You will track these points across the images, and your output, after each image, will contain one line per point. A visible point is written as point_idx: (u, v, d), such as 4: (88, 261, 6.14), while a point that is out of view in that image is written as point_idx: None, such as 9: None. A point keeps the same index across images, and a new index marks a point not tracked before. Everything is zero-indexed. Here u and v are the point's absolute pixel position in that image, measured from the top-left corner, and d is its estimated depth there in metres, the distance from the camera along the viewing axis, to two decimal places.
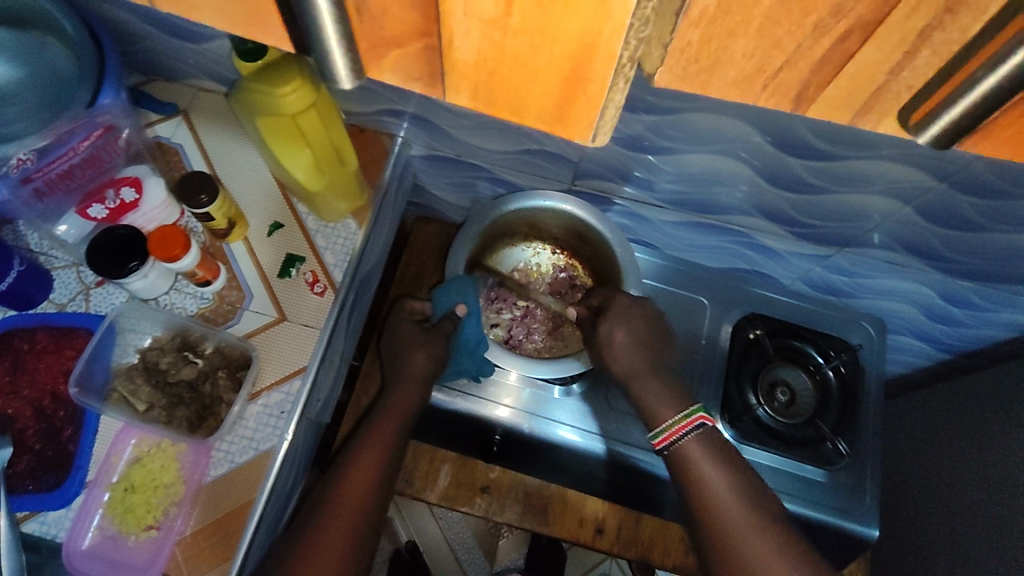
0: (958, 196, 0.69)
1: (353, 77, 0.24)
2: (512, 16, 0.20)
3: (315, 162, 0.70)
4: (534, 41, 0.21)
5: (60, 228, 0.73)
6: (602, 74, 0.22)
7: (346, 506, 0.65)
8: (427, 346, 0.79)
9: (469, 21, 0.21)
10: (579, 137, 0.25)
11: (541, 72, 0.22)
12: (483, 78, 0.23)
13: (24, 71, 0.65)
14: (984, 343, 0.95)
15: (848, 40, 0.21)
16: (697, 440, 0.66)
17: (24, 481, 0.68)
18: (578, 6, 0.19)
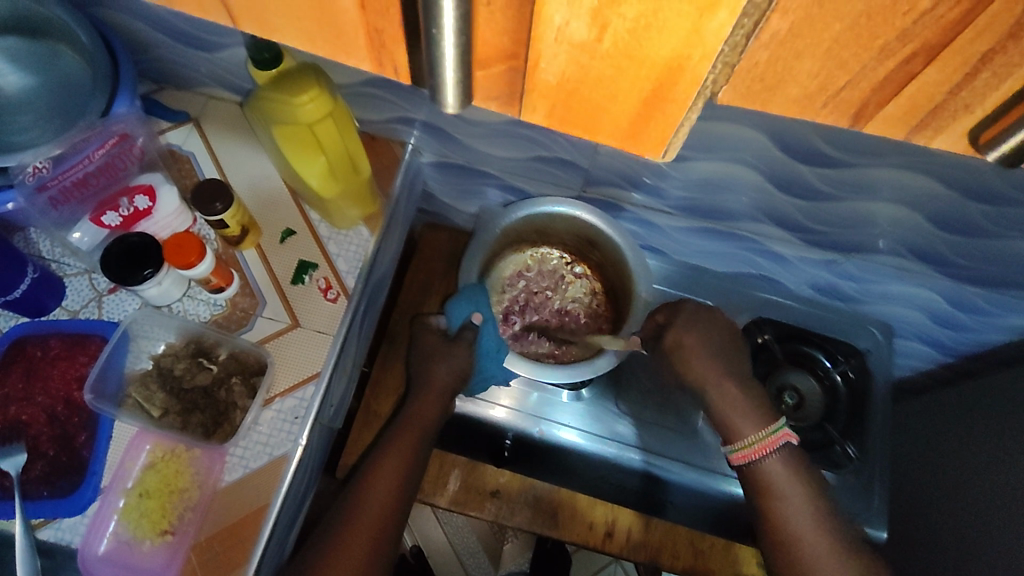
0: (965, 202, 0.70)
1: (457, 102, 0.23)
2: (604, 41, 0.19)
3: (330, 171, 0.71)
4: (619, 65, 0.20)
5: (74, 236, 0.74)
6: (684, 96, 0.21)
7: (370, 512, 0.67)
8: (449, 359, 0.81)
9: (558, 46, 0.20)
10: (650, 153, 0.24)
11: (621, 92, 0.21)
12: (561, 100, 0.22)
13: (41, 81, 0.66)
14: (988, 346, 0.96)
15: (911, 62, 0.21)
16: (781, 462, 0.69)
17: (39, 488, 0.68)
18: (671, 32, 0.18)
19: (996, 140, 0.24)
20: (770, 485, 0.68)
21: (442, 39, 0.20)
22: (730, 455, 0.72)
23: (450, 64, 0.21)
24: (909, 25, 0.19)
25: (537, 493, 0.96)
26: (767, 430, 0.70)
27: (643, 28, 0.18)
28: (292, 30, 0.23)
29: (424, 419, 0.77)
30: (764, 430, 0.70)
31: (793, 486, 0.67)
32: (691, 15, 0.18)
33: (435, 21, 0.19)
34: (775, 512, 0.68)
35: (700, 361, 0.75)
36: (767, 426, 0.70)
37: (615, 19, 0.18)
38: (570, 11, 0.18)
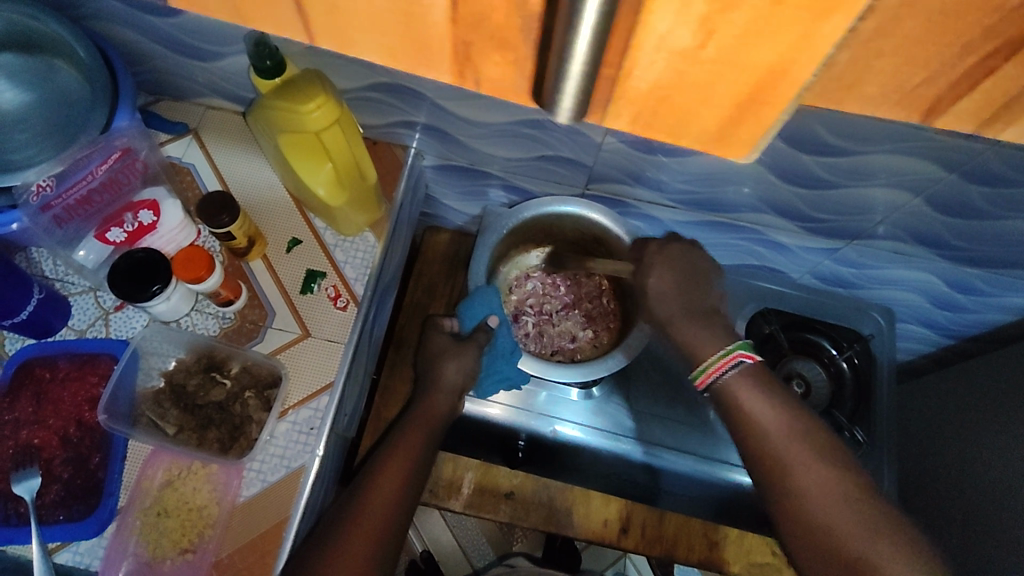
0: (967, 185, 0.71)
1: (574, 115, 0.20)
2: (707, 47, 0.17)
3: (337, 177, 0.70)
4: (719, 71, 0.17)
5: (79, 254, 0.72)
6: (784, 98, 0.18)
7: (375, 509, 0.65)
8: (458, 358, 0.79)
9: (655, 53, 0.18)
10: (734, 156, 0.21)
11: (716, 89, 0.18)
12: (648, 108, 0.20)
13: (36, 96, 0.64)
14: (987, 326, 0.98)
15: None
16: (740, 380, 0.59)
17: (55, 512, 0.67)
18: (784, 37, 0.16)
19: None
20: (739, 405, 0.59)
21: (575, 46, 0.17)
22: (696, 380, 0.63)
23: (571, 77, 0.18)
24: None
25: (550, 493, 0.96)
26: (721, 352, 0.62)
27: (757, 33, 0.16)
28: (373, 43, 0.20)
29: (430, 421, 0.75)
30: (718, 352, 0.62)
31: (762, 404, 0.58)
32: (806, 22, 0.16)
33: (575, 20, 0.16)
34: (760, 446, 0.57)
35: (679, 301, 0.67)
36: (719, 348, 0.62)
37: (724, 25, 0.16)
38: (674, 16, 0.16)
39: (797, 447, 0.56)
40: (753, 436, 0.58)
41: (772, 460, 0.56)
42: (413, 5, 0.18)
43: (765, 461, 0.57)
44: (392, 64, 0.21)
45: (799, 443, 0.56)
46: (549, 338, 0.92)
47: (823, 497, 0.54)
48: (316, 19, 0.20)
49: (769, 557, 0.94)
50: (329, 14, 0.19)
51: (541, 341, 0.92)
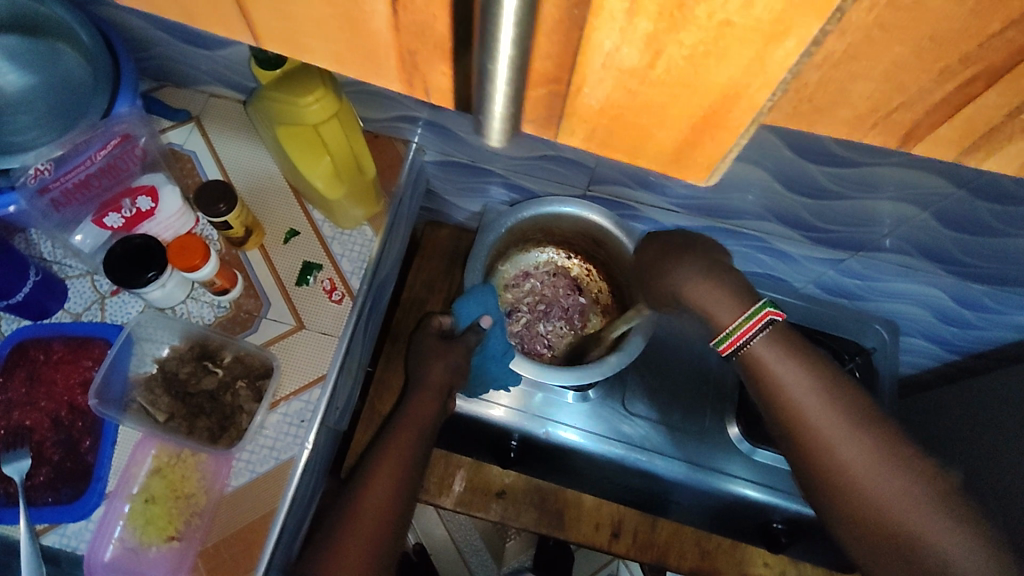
0: (975, 202, 0.69)
1: (503, 135, 0.21)
2: (656, 67, 0.18)
3: (335, 170, 0.70)
4: (673, 91, 0.19)
5: (76, 238, 0.73)
6: (738, 125, 0.20)
7: (371, 508, 0.65)
8: (446, 358, 0.79)
9: (605, 73, 0.19)
10: (692, 179, 0.23)
11: (670, 117, 0.20)
12: (603, 126, 0.21)
13: (38, 80, 0.64)
14: (992, 343, 0.96)
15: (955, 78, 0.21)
16: (766, 341, 0.56)
17: (44, 494, 0.67)
18: (731, 63, 0.17)
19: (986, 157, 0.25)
20: (767, 374, 0.56)
21: (496, 76, 0.18)
22: (718, 348, 0.59)
23: (498, 99, 0.19)
24: None
25: (543, 493, 0.97)
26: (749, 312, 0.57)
27: (701, 56, 0.17)
28: (324, 48, 0.22)
29: (422, 421, 0.74)
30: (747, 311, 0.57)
31: (784, 363, 0.56)
32: (755, 44, 0.17)
33: (491, 50, 0.17)
34: (784, 406, 0.55)
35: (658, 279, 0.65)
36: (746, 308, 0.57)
37: (671, 46, 0.17)
38: (622, 37, 0.17)
39: (824, 409, 0.54)
40: (782, 401, 0.55)
41: (803, 432, 0.54)
42: (360, 21, 0.21)
43: (795, 432, 0.55)
44: (338, 68, 0.23)
45: (832, 409, 0.54)
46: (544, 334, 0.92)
47: (860, 465, 0.52)
48: (266, 22, 0.22)
49: (762, 568, 0.95)
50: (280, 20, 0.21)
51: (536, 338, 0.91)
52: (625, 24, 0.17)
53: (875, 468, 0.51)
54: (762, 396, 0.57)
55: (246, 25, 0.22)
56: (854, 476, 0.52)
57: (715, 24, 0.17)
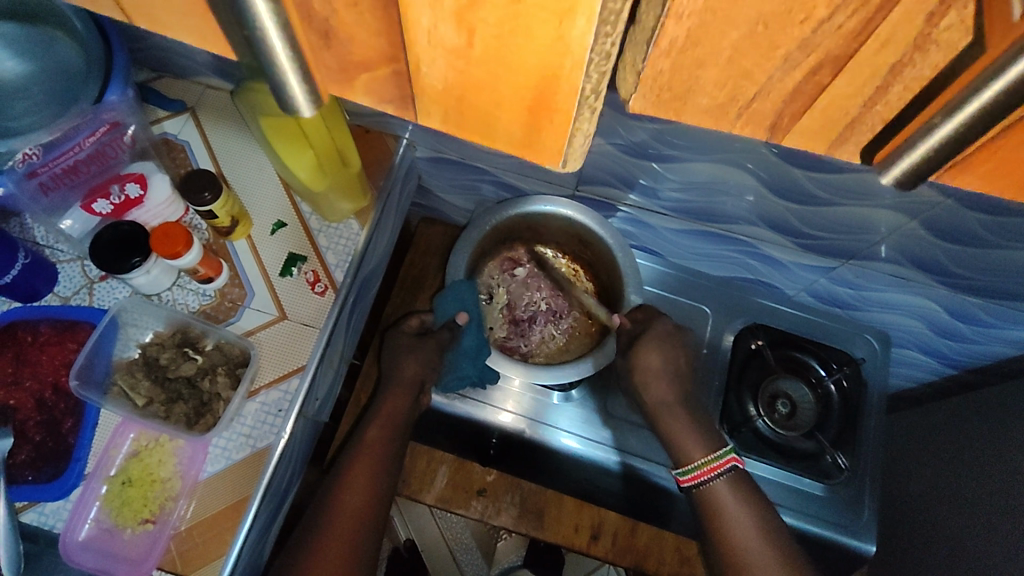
0: (966, 212, 0.67)
1: (314, 105, 0.23)
2: (474, 46, 0.19)
3: (318, 163, 0.71)
4: (494, 69, 0.20)
5: (65, 223, 0.75)
6: (567, 104, 0.21)
7: (351, 506, 0.66)
8: (417, 353, 0.80)
9: (433, 49, 0.20)
10: (550, 162, 0.24)
11: (506, 98, 0.21)
12: (452, 105, 0.22)
13: (35, 66, 0.64)
14: (988, 359, 0.93)
15: (819, 72, 0.20)
16: (726, 482, 0.71)
17: (23, 471, 0.68)
18: (538, 39, 0.18)
19: (889, 162, 0.23)
20: (717, 503, 0.70)
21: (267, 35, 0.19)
22: (680, 478, 0.75)
23: (285, 65, 0.20)
24: (810, 34, 0.19)
25: (524, 493, 0.97)
26: (713, 455, 0.74)
27: (509, 33, 0.18)
28: (182, 24, 0.22)
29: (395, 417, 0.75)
30: (711, 454, 0.74)
31: (736, 505, 0.69)
32: (551, 22, 0.18)
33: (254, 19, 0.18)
34: (718, 521, 0.69)
35: (655, 379, 0.79)
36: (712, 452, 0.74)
37: (479, 24, 0.18)
38: (434, 13, 0.19)
39: (753, 536, 0.67)
40: (720, 526, 0.69)
41: (737, 553, 0.67)
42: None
43: (736, 558, 0.67)
44: (205, 46, 0.23)
45: (762, 538, 0.67)
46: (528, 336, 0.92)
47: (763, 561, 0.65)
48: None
49: None
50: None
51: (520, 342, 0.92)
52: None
53: (762, 555, 0.66)
54: (710, 527, 0.70)
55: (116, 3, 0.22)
56: (747, 554, 0.66)
57: (507, 2, 0.17)
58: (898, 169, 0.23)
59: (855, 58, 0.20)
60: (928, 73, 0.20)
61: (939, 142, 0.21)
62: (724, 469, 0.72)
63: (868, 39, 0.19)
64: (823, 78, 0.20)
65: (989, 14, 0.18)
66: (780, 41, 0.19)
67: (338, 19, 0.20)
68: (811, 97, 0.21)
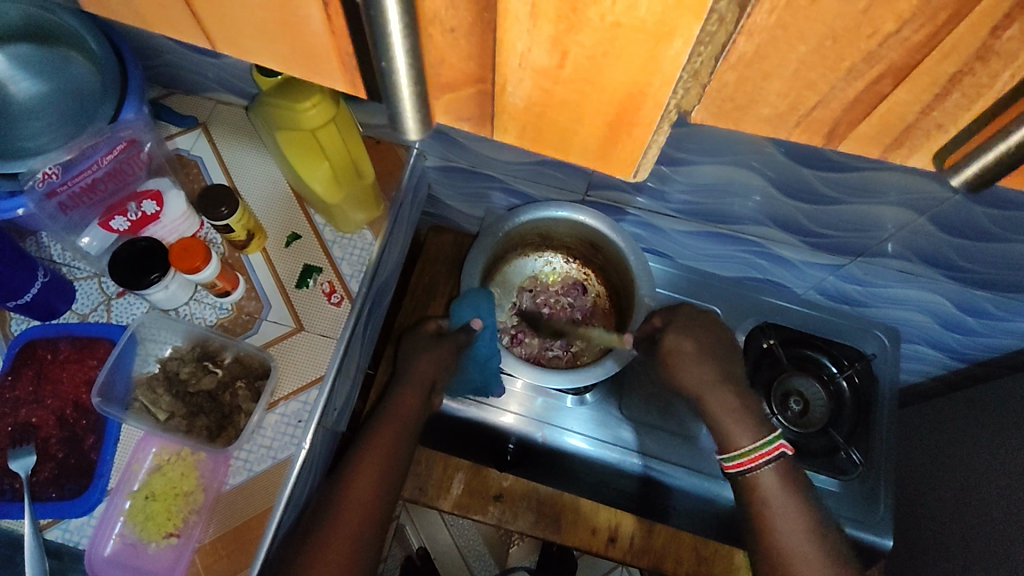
0: (973, 207, 0.68)
1: (421, 127, 0.25)
2: (566, 67, 0.20)
3: (333, 175, 0.72)
4: (582, 88, 0.21)
5: (83, 240, 0.75)
6: (649, 119, 0.22)
7: (355, 506, 0.66)
8: (431, 353, 0.80)
9: (523, 70, 0.21)
10: (620, 171, 0.25)
11: (589, 113, 0.22)
12: (531, 120, 0.24)
13: (50, 86, 0.66)
14: (997, 351, 0.94)
15: (880, 83, 0.21)
16: (774, 473, 0.69)
17: (48, 489, 0.69)
18: (630, 60, 0.19)
19: (973, 159, 0.25)
20: (765, 497, 0.68)
21: (392, 68, 0.21)
22: (725, 463, 0.72)
23: (407, 94, 0.23)
24: (875, 48, 0.19)
25: (540, 497, 0.98)
26: (763, 440, 0.71)
27: (603, 55, 0.19)
28: (267, 50, 0.24)
29: (406, 416, 0.75)
30: (761, 440, 0.71)
31: (786, 501, 0.67)
32: (646, 43, 0.19)
33: (385, 51, 0.21)
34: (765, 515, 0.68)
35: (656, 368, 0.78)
36: (760, 438, 0.70)
37: (575, 46, 0.19)
38: (532, 39, 0.20)
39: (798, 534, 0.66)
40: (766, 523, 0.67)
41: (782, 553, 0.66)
42: (296, 24, 0.22)
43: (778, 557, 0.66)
44: (289, 70, 0.25)
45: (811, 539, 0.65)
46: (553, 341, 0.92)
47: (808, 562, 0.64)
48: (218, 27, 0.23)
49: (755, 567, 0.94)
50: (227, 23, 0.23)
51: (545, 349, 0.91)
52: (531, 26, 0.19)
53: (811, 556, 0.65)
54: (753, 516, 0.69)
55: (203, 32, 0.24)
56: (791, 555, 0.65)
57: (608, 26, 0.18)
58: (974, 169, 0.26)
59: (919, 68, 0.20)
60: (987, 80, 0.21)
61: (1022, 141, 0.23)
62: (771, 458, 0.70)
63: (935, 49, 0.20)
64: (885, 88, 0.21)
65: None
66: (847, 53, 0.20)
67: (432, 45, 0.21)
68: (872, 104, 0.22)
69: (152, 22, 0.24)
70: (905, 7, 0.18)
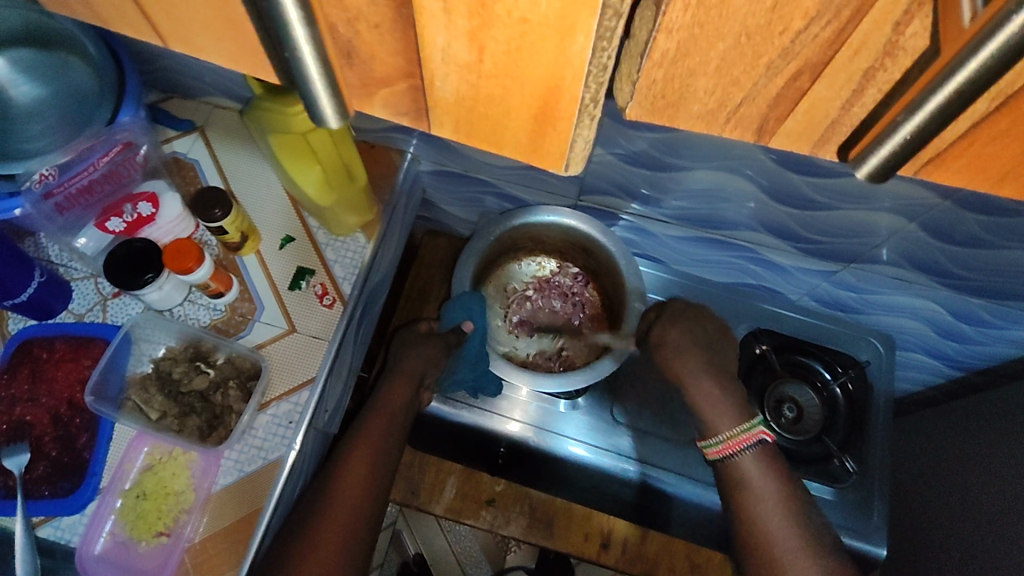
0: (963, 213, 0.68)
1: (339, 114, 0.24)
2: (485, 61, 0.21)
3: (325, 179, 0.73)
4: (504, 82, 0.21)
5: (79, 241, 0.76)
6: (569, 113, 0.22)
7: (351, 487, 0.67)
8: (421, 349, 0.82)
9: (447, 66, 0.21)
10: (553, 167, 0.25)
11: (514, 108, 0.22)
12: (464, 115, 0.23)
13: (49, 91, 0.65)
14: (994, 360, 0.94)
15: (799, 79, 0.21)
16: (754, 456, 0.69)
17: (39, 487, 0.70)
18: (541, 55, 0.20)
19: (863, 158, 0.23)
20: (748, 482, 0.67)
21: (299, 54, 0.20)
22: (707, 451, 0.72)
23: (317, 79, 0.21)
24: (790, 44, 0.20)
25: (533, 502, 0.98)
26: (742, 427, 0.71)
27: (517, 50, 0.20)
28: (215, 48, 0.24)
29: (395, 409, 0.76)
30: (739, 427, 0.71)
31: (765, 485, 0.67)
32: (553, 38, 0.19)
33: (290, 43, 0.20)
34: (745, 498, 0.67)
35: (676, 361, 0.77)
36: (742, 423, 0.71)
37: (490, 41, 0.20)
38: (448, 33, 0.20)
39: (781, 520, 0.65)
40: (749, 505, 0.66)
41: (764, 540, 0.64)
42: (235, 20, 0.22)
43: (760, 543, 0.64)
44: (235, 66, 0.24)
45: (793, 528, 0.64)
46: (543, 346, 0.93)
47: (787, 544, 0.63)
48: (166, 24, 0.23)
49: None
50: (174, 19, 0.23)
51: (536, 353, 0.92)
52: (446, 21, 0.19)
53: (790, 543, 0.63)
54: (733, 506, 0.68)
55: (152, 29, 0.24)
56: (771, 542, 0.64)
57: (516, 21, 0.19)
58: (871, 165, 0.23)
59: (832, 65, 0.21)
60: (899, 77, 0.21)
61: (901, 144, 0.21)
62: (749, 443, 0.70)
63: (843, 46, 0.20)
64: (803, 85, 0.22)
65: (943, 25, 0.18)
66: (764, 50, 0.20)
67: (360, 40, 0.21)
68: (794, 101, 0.23)
69: (108, 21, 0.25)
70: (810, 5, 0.19)
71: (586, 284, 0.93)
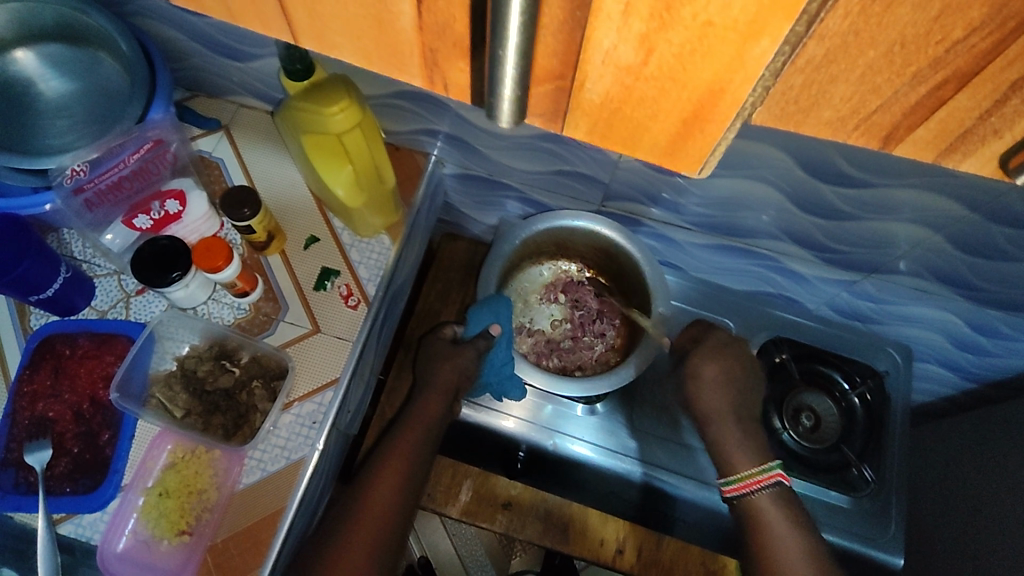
0: (989, 225, 0.69)
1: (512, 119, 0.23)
2: (649, 63, 0.20)
3: (356, 179, 0.73)
4: (663, 85, 0.20)
5: (106, 237, 0.75)
6: (724, 116, 0.21)
7: (373, 505, 0.68)
8: (452, 361, 0.82)
9: (604, 68, 0.20)
10: (686, 170, 0.25)
11: (664, 112, 0.22)
12: (602, 118, 0.23)
13: (78, 86, 0.68)
14: (1009, 372, 0.95)
15: (942, 88, 0.22)
16: (770, 496, 0.71)
17: (62, 484, 0.70)
18: (714, 59, 0.19)
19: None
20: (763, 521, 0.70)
21: (506, 59, 0.20)
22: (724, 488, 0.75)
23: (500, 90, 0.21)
24: (943, 53, 0.21)
25: (547, 507, 0.94)
26: (759, 468, 0.74)
27: (689, 54, 0.19)
28: (350, 44, 0.23)
29: (427, 424, 0.76)
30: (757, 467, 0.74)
31: (780, 523, 0.69)
32: (734, 42, 0.18)
33: (499, 38, 0.19)
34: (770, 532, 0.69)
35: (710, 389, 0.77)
36: (758, 464, 0.74)
37: (662, 44, 0.19)
38: (619, 35, 0.19)
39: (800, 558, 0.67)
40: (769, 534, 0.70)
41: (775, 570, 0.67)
42: (385, 18, 0.22)
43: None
44: (368, 64, 0.24)
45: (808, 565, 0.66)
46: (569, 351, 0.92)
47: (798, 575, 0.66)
48: (305, 23, 0.23)
49: None
50: (315, 17, 0.22)
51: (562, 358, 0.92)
52: (621, 23, 0.19)
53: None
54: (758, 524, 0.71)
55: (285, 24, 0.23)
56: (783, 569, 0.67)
57: (698, 25, 0.18)
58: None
59: (983, 74, 0.22)
60: None
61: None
62: (766, 483, 0.72)
63: (998, 56, 0.21)
64: (947, 94, 0.22)
65: None
66: (914, 58, 0.21)
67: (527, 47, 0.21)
68: (931, 110, 0.23)
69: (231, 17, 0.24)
70: (976, 15, 0.19)
71: (604, 290, 0.94)
